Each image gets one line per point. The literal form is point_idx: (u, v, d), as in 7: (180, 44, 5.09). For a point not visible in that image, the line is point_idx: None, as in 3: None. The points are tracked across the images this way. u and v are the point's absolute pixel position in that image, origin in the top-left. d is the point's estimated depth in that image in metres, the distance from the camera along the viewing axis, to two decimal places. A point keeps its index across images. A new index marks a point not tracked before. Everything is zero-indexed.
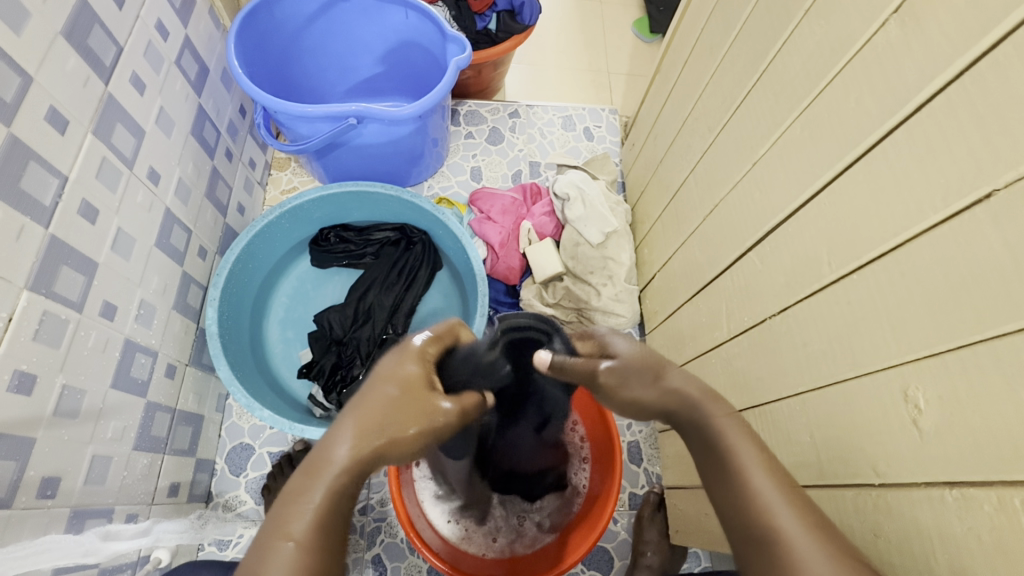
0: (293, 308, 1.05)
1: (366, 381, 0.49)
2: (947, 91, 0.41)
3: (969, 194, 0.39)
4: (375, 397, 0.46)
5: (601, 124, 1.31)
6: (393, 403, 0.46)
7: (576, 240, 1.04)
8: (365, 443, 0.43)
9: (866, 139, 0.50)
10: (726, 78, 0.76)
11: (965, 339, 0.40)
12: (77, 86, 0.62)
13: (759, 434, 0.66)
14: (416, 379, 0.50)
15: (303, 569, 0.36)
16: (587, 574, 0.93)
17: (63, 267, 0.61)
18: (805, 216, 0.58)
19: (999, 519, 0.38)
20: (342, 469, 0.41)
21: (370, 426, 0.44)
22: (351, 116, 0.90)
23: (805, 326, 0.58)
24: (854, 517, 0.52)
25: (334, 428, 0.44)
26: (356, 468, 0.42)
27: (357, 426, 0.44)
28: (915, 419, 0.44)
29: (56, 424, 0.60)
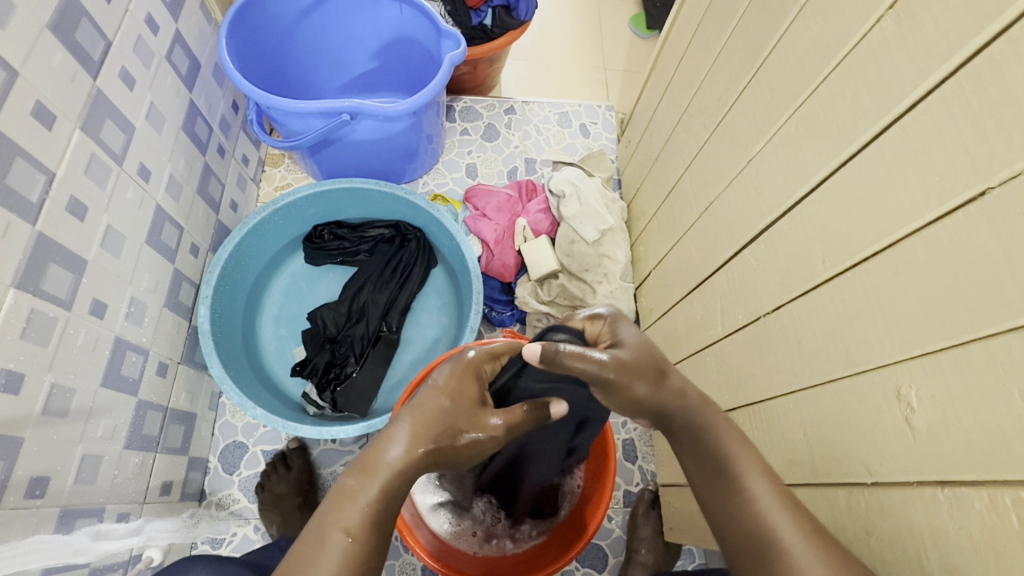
0: (287, 306, 1.04)
1: (423, 389, 0.54)
2: (941, 89, 0.41)
3: (963, 192, 0.39)
4: (425, 407, 0.51)
5: (597, 120, 1.31)
6: (441, 415, 0.51)
7: (572, 237, 1.04)
8: (416, 451, 0.49)
9: (860, 137, 0.49)
10: (722, 75, 0.75)
11: (958, 338, 0.40)
12: (65, 82, 0.61)
13: (753, 432, 0.66)
14: (471, 395, 0.53)
15: (351, 562, 0.43)
16: (581, 571, 0.93)
17: (51, 264, 0.60)
18: (800, 213, 0.58)
19: (991, 518, 0.38)
20: (394, 471, 0.47)
21: (422, 437, 0.50)
22: (344, 112, 0.89)
23: (798, 325, 0.58)
24: (847, 516, 0.52)
25: (391, 431, 0.50)
26: (405, 470, 0.48)
27: (412, 435, 0.50)
28: (908, 418, 0.44)
29: (45, 423, 0.59)
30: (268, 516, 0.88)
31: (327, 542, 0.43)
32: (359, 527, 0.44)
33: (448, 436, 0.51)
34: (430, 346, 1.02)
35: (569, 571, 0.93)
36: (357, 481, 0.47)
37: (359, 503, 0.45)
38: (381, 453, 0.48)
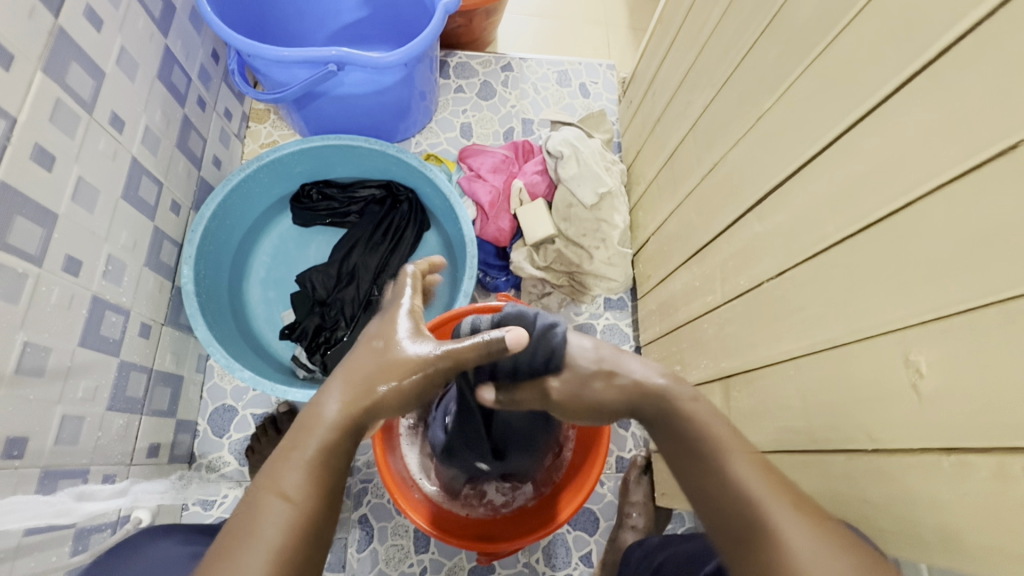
0: (275, 268, 1.01)
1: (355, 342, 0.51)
2: (975, 33, 0.38)
3: (990, 146, 0.36)
4: (355, 357, 0.49)
5: (597, 80, 1.25)
6: (374, 360, 0.48)
7: (569, 200, 1.00)
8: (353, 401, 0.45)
9: (881, 88, 0.46)
10: (731, 25, 0.70)
11: (977, 301, 0.38)
12: (23, 17, 0.56)
13: (751, 400, 0.65)
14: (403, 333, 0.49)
15: (291, 526, 0.39)
16: (572, 534, 0.94)
17: (18, 217, 0.56)
18: (811, 173, 0.55)
19: (998, 486, 0.37)
20: (331, 425, 0.44)
21: (358, 382, 0.47)
22: (330, 62, 0.84)
23: (802, 290, 0.56)
24: (843, 483, 0.51)
25: (324, 388, 0.47)
26: (346, 423, 0.45)
27: (345, 384, 0.47)
28: (915, 384, 0.43)
29: (20, 382, 0.57)
30: None
31: (264, 506, 0.40)
32: (297, 488, 0.40)
33: (390, 377, 0.47)
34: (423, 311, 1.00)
35: (560, 533, 0.94)
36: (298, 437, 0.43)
37: (295, 460, 0.42)
38: (319, 408, 0.45)
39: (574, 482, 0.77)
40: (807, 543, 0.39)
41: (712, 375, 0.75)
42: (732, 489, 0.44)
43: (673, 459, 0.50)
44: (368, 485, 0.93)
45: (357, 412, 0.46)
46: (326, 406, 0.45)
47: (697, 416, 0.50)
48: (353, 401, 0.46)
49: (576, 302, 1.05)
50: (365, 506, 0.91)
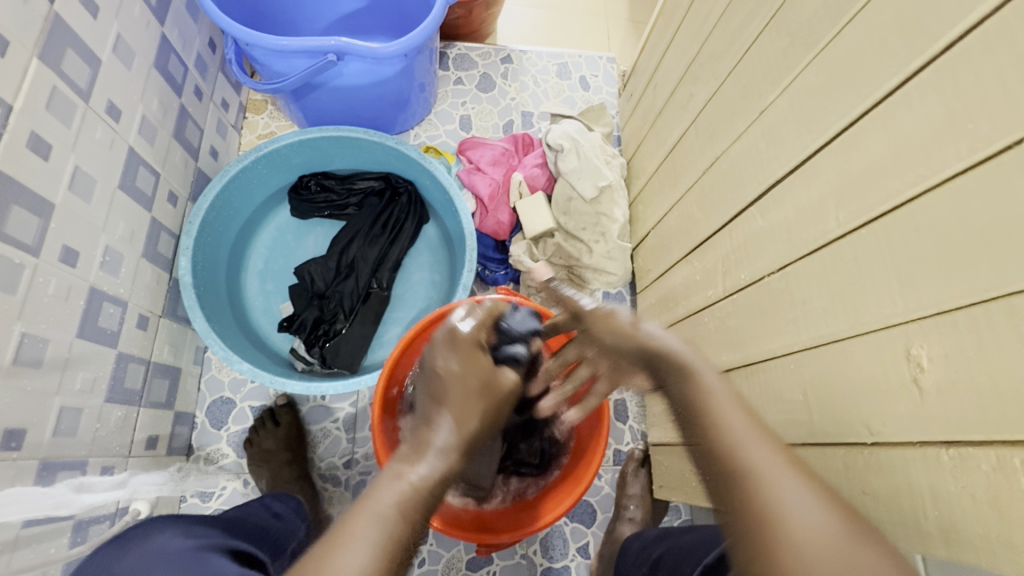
0: (274, 260, 1.01)
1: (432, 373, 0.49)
2: (985, 27, 0.38)
3: (997, 141, 0.37)
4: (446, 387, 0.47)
5: (598, 73, 1.25)
6: (470, 391, 0.47)
7: (569, 193, 1.00)
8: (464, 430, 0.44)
9: (888, 82, 0.46)
10: (737, 18, 0.70)
11: (980, 296, 0.38)
12: (18, 3, 0.55)
13: (750, 393, 0.65)
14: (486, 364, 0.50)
15: (393, 538, 0.39)
16: (570, 526, 0.95)
17: (15, 207, 0.56)
18: (814, 168, 0.55)
19: (996, 478, 0.37)
20: (443, 452, 0.43)
21: (464, 413, 0.45)
22: (330, 52, 0.83)
23: (803, 285, 0.56)
24: (841, 475, 0.52)
25: (430, 415, 0.45)
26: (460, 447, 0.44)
27: (455, 415, 0.45)
28: (916, 377, 0.43)
29: (18, 373, 0.56)
30: (258, 471, 0.87)
31: (364, 524, 0.39)
32: (401, 503, 0.40)
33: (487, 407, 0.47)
34: (422, 303, 1.00)
35: (558, 525, 0.94)
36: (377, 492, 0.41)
37: (409, 484, 0.41)
38: (427, 437, 0.43)
39: (572, 473, 0.77)
40: (802, 514, 0.37)
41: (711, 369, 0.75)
42: (740, 474, 0.40)
43: (685, 427, 0.46)
44: (367, 477, 0.93)
45: (468, 439, 0.45)
46: (403, 465, 0.42)
47: (712, 393, 0.45)
48: (461, 430, 0.44)
49: None
50: None
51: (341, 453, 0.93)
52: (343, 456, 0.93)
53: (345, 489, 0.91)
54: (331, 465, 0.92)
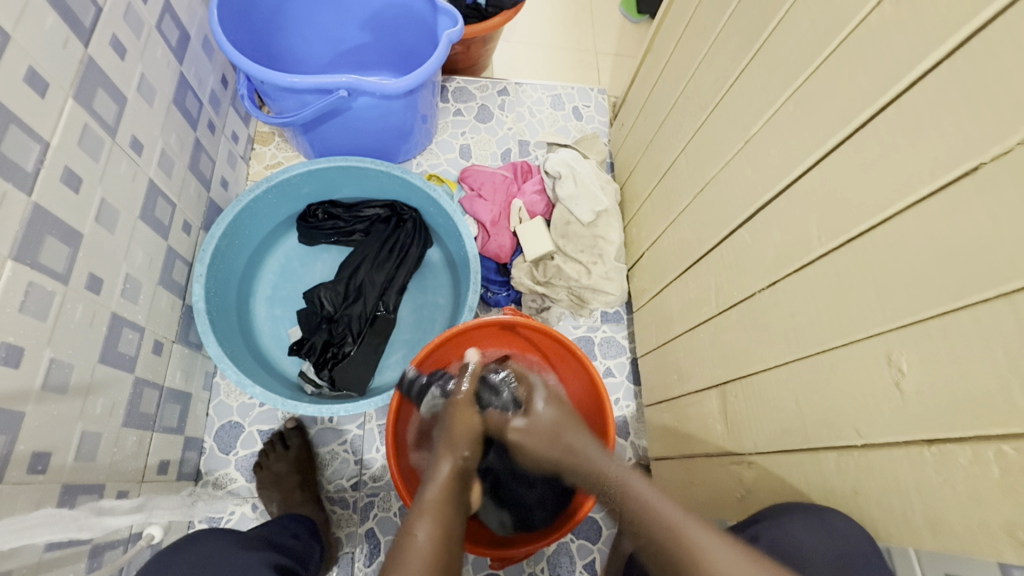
0: (281, 286, 1.03)
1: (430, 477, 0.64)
2: (940, 70, 0.43)
3: (957, 166, 0.41)
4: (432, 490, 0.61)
5: (590, 104, 1.32)
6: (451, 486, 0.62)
7: (567, 218, 1.06)
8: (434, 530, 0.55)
9: (858, 116, 0.51)
10: (719, 56, 0.76)
11: (948, 305, 0.42)
12: (57, 48, 0.59)
13: (747, 403, 0.69)
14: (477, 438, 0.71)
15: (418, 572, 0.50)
16: (575, 542, 0.96)
17: (47, 237, 0.58)
18: (796, 192, 0.60)
19: (974, 470, 0.41)
20: (425, 545, 0.53)
21: (440, 519, 0.57)
22: (341, 88, 0.88)
23: (792, 299, 0.60)
24: (836, 478, 0.54)
25: (409, 521, 0.56)
26: (433, 545, 0.53)
27: (431, 519, 0.57)
28: (898, 381, 0.47)
29: (45, 398, 0.58)
30: (268, 494, 0.88)
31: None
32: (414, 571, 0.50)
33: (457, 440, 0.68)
34: (426, 326, 1.03)
35: (564, 542, 0.96)
36: (411, 524, 0.56)
37: (414, 554, 0.51)
38: (408, 534, 0.54)
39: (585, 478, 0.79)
40: None
41: (707, 382, 0.79)
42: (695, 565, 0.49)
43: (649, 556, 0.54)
44: (374, 499, 0.93)
45: (439, 539, 0.54)
46: (410, 525, 0.56)
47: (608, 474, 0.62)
48: (431, 527, 0.55)
49: (574, 316, 1.08)
50: (372, 520, 0.92)
51: (349, 475, 0.94)
52: (351, 478, 0.94)
53: (352, 511, 0.92)
54: (339, 488, 0.93)
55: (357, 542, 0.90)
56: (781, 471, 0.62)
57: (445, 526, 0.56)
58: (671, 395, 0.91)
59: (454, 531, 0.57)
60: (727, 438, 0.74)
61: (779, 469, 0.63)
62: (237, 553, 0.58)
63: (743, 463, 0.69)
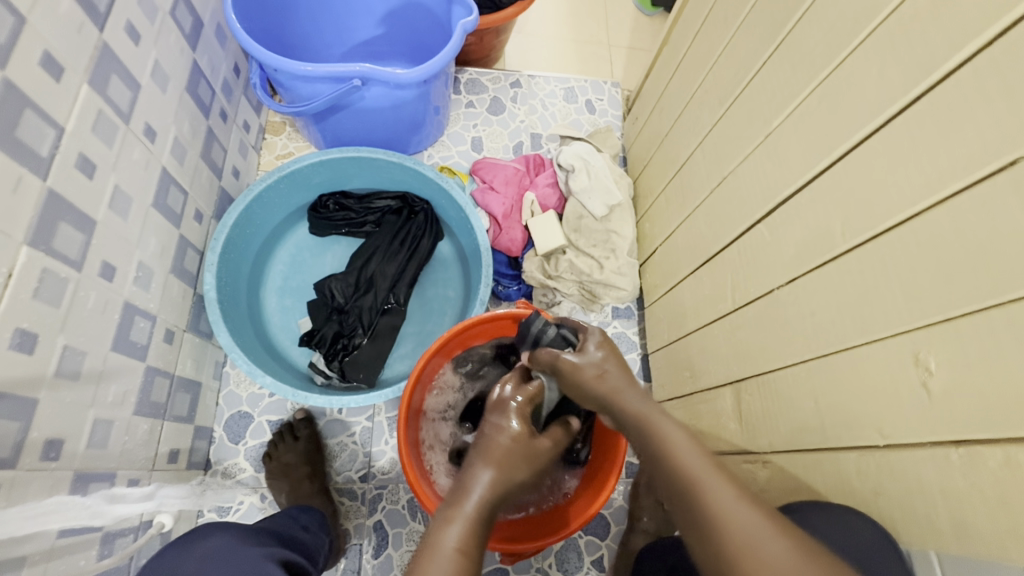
0: (291, 277, 1.03)
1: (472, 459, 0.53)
2: (975, 62, 0.41)
3: (993, 162, 0.40)
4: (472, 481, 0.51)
5: (603, 97, 1.30)
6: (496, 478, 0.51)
7: (580, 212, 1.05)
8: (466, 533, 0.47)
9: (885, 110, 0.50)
10: (740, 47, 0.75)
11: (977, 305, 0.41)
12: (72, 32, 0.59)
13: (763, 402, 0.68)
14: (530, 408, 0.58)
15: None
16: (584, 538, 0.96)
17: (62, 223, 0.58)
18: (819, 187, 0.59)
19: (1002, 474, 0.39)
20: (452, 553, 0.45)
21: (477, 518, 0.48)
22: (355, 77, 0.87)
23: (813, 296, 0.59)
24: (855, 479, 0.53)
25: (440, 514, 0.49)
26: (462, 551, 0.46)
27: (465, 516, 0.48)
28: (925, 382, 0.46)
29: (58, 385, 0.58)
30: (277, 485, 0.88)
31: None
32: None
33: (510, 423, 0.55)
34: (436, 318, 1.02)
35: (572, 538, 0.95)
36: (445, 517, 0.48)
37: (438, 560, 0.45)
38: (437, 535, 0.47)
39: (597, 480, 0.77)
40: None
41: (721, 380, 0.78)
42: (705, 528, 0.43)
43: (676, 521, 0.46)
44: (383, 491, 0.93)
45: (470, 543, 0.47)
46: (445, 515, 0.48)
47: (680, 455, 0.47)
48: (462, 532, 0.47)
49: (585, 311, 1.07)
50: (380, 512, 0.92)
51: (357, 468, 0.94)
52: (360, 470, 0.94)
53: (360, 503, 0.92)
54: (348, 479, 0.93)
55: (365, 534, 0.90)
56: (798, 472, 0.61)
57: (480, 531, 0.48)
58: (684, 392, 0.90)
59: (486, 534, 0.48)
60: (741, 437, 0.73)
61: (796, 469, 0.62)
62: (244, 550, 0.57)
63: (758, 463, 0.68)
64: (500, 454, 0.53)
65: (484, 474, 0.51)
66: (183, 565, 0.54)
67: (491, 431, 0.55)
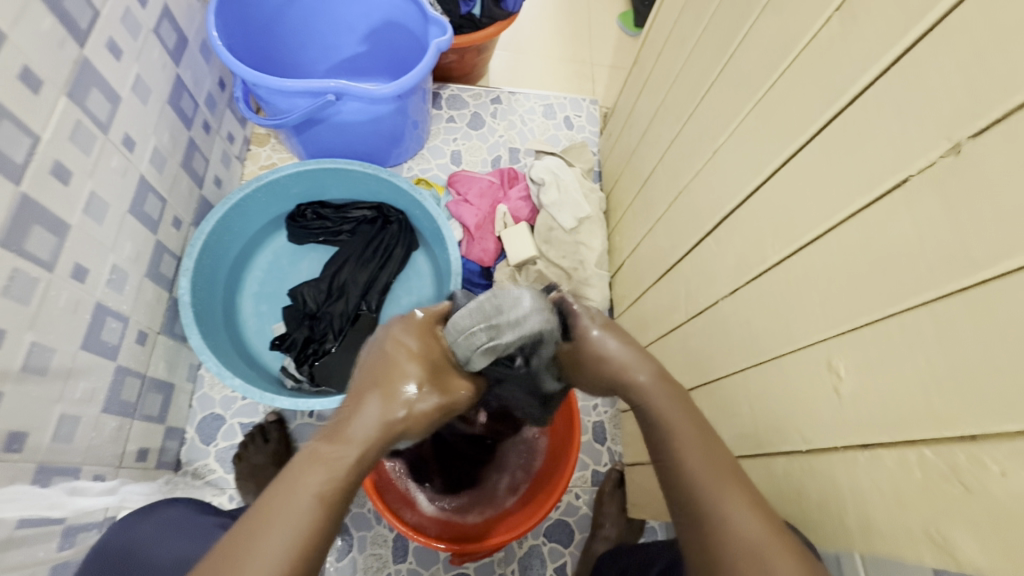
0: (268, 283, 1.06)
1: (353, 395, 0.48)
2: (876, 86, 0.44)
3: (889, 179, 0.43)
4: (342, 419, 0.46)
5: (581, 114, 1.34)
6: (379, 419, 0.46)
7: (550, 224, 1.07)
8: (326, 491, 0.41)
9: (807, 130, 0.53)
10: (694, 68, 0.78)
11: (879, 313, 0.43)
12: (52, 47, 0.62)
13: (708, 410, 0.70)
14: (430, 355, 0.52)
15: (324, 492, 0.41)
16: (547, 545, 0.97)
17: (35, 226, 0.61)
18: (754, 202, 0.61)
19: (899, 474, 0.42)
20: (324, 480, 0.42)
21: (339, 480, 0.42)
22: (330, 92, 0.90)
23: (749, 306, 0.61)
24: (781, 482, 0.55)
25: (292, 475, 0.42)
26: (325, 504, 0.41)
27: (323, 465, 0.42)
28: (835, 386, 0.48)
29: (25, 379, 0.61)
30: (244, 486, 0.90)
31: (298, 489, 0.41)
32: (321, 478, 0.41)
33: (397, 367, 0.49)
34: None
35: (535, 545, 0.96)
36: (305, 462, 0.42)
37: (307, 496, 0.41)
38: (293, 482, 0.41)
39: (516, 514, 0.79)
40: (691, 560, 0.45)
41: None
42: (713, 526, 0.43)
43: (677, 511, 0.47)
44: None
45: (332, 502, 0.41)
46: (304, 473, 0.42)
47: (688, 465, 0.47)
48: (349, 430, 0.45)
49: None
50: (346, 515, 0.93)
51: None
52: None
53: None
54: None
55: None
56: None
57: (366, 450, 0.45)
58: None
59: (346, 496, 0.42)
60: None
61: None
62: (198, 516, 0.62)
63: None
64: (395, 390, 0.48)
65: (375, 403, 0.46)
66: (140, 529, 0.60)
67: (377, 381, 0.48)
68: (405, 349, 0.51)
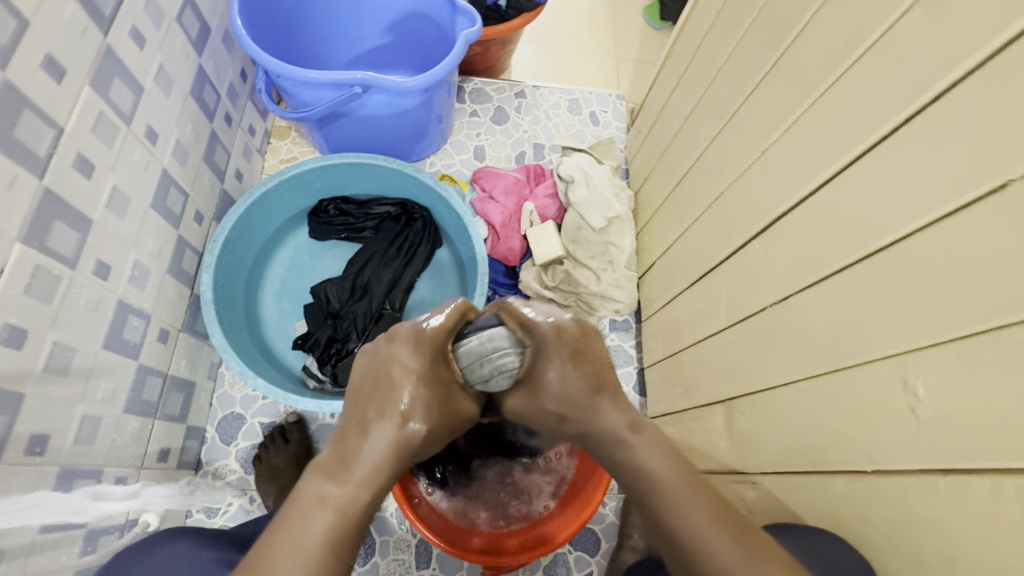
0: (289, 280, 1.04)
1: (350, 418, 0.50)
2: (968, 82, 0.40)
3: (984, 184, 0.39)
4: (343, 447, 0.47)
5: (607, 109, 1.30)
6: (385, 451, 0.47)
7: (579, 223, 1.04)
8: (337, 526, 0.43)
9: (880, 128, 0.49)
10: (739, 62, 0.74)
11: (970, 330, 0.40)
12: (75, 35, 0.60)
13: (753, 422, 0.66)
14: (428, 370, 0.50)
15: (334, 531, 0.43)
16: (573, 554, 0.94)
17: (56, 221, 0.59)
18: (813, 205, 0.57)
19: (992, 506, 0.38)
20: (334, 518, 0.43)
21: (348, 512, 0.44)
22: (356, 84, 0.87)
23: (805, 315, 0.58)
24: (842, 504, 0.52)
25: (302, 507, 0.44)
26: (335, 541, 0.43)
27: (331, 498, 0.44)
28: (913, 407, 0.44)
29: (46, 381, 0.59)
30: (265, 488, 0.88)
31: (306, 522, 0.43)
32: (326, 519, 0.43)
33: (391, 397, 0.49)
34: None
35: (561, 554, 0.94)
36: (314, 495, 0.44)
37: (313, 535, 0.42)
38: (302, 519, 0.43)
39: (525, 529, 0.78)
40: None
41: (714, 397, 0.77)
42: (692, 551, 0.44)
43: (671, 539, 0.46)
44: None
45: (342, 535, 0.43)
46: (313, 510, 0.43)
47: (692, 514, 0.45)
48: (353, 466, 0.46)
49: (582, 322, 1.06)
50: None
51: None
52: None
53: None
54: None
55: None
56: (785, 493, 0.60)
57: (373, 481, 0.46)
58: (677, 409, 0.88)
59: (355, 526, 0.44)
60: (732, 456, 0.72)
61: (785, 491, 0.60)
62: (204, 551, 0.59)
63: (748, 483, 0.67)
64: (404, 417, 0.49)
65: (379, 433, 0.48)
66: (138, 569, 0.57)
67: (376, 408, 0.49)
68: (397, 369, 0.50)
